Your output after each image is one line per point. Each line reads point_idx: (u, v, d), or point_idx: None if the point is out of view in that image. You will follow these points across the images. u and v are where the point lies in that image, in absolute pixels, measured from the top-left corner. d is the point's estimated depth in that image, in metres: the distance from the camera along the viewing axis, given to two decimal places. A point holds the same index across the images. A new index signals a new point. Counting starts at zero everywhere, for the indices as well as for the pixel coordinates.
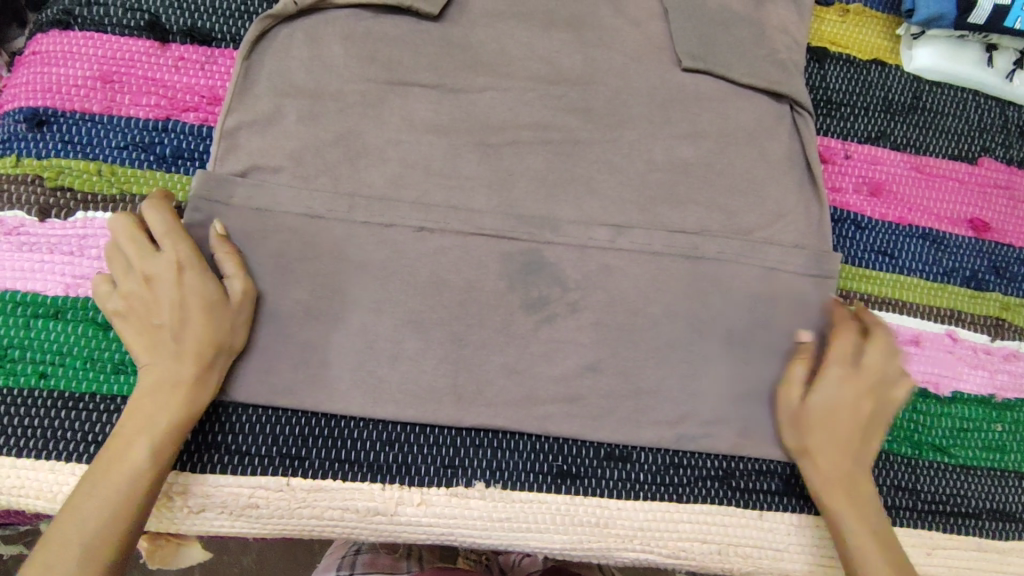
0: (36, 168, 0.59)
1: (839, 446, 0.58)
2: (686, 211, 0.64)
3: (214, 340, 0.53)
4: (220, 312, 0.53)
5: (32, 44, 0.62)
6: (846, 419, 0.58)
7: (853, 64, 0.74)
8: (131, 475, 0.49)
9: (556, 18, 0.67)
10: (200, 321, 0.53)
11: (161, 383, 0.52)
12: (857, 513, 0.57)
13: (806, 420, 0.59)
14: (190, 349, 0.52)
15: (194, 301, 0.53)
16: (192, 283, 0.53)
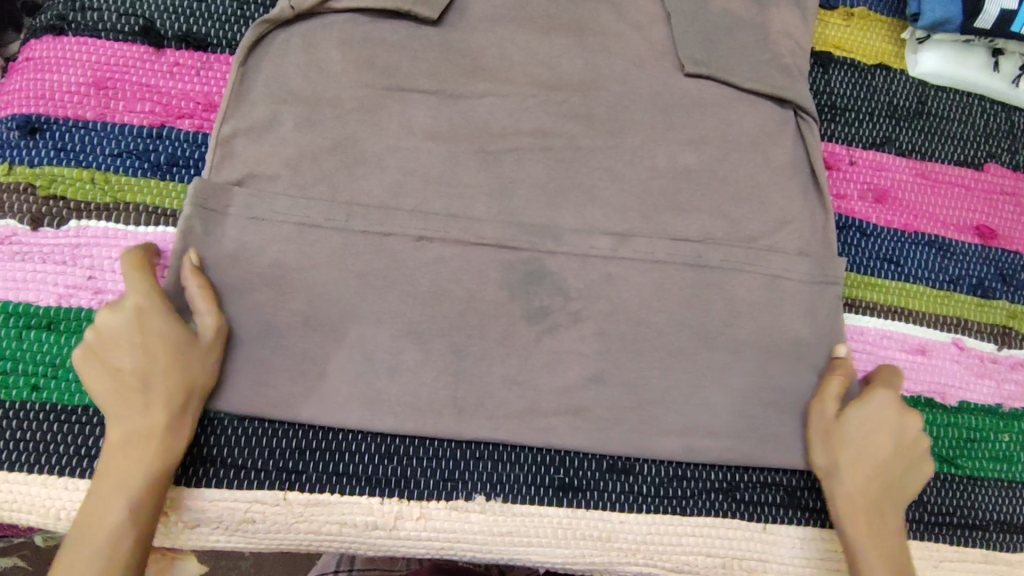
0: (29, 176, 0.58)
1: (870, 467, 0.58)
2: (689, 218, 0.63)
3: (183, 384, 0.52)
4: (189, 354, 0.52)
5: (26, 50, 0.61)
6: (875, 443, 0.58)
7: (858, 68, 0.74)
8: (115, 541, 0.49)
9: (557, 23, 0.66)
10: (168, 368, 0.52)
11: (131, 437, 0.51)
12: (879, 550, 0.56)
13: (830, 444, 0.59)
14: (158, 398, 0.51)
15: (161, 350, 0.52)
16: (156, 327, 0.52)
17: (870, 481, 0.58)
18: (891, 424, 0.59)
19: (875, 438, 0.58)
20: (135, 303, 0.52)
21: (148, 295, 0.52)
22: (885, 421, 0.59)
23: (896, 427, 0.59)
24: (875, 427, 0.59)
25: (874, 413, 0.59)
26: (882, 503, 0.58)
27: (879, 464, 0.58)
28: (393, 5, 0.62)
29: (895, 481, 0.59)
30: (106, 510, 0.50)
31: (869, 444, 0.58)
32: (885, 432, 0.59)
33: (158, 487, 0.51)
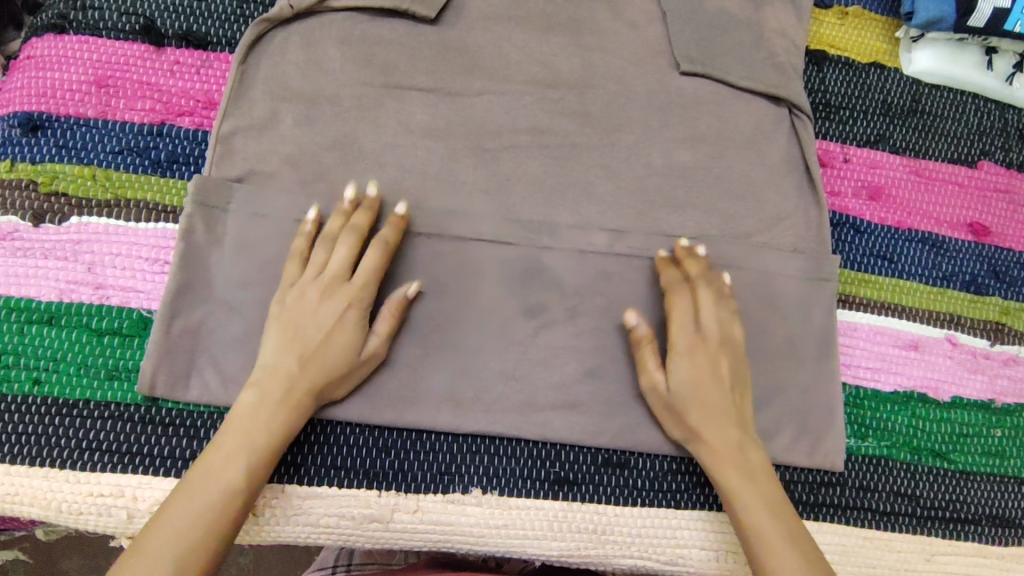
0: (30, 173, 0.58)
1: (715, 417, 0.55)
2: (684, 215, 0.64)
3: (326, 379, 0.53)
4: (351, 364, 0.54)
5: (27, 48, 0.62)
6: (708, 394, 0.56)
7: (852, 67, 0.74)
8: (225, 503, 0.48)
9: (553, 22, 0.67)
10: (333, 360, 0.53)
11: (270, 397, 0.51)
12: (752, 502, 0.53)
13: (666, 413, 0.57)
14: (308, 378, 0.52)
15: (339, 350, 0.53)
16: (351, 326, 0.54)
17: (716, 434, 0.55)
18: (701, 372, 0.56)
19: (703, 387, 0.56)
20: (348, 295, 0.54)
21: (366, 299, 0.55)
22: (696, 369, 0.56)
23: (711, 371, 0.56)
24: (702, 373, 0.56)
25: (681, 368, 0.56)
26: (738, 454, 0.55)
27: (717, 413, 0.55)
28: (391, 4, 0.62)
29: (742, 420, 0.56)
30: (222, 472, 0.49)
31: (694, 397, 0.56)
32: (703, 379, 0.56)
33: (273, 460, 0.51)
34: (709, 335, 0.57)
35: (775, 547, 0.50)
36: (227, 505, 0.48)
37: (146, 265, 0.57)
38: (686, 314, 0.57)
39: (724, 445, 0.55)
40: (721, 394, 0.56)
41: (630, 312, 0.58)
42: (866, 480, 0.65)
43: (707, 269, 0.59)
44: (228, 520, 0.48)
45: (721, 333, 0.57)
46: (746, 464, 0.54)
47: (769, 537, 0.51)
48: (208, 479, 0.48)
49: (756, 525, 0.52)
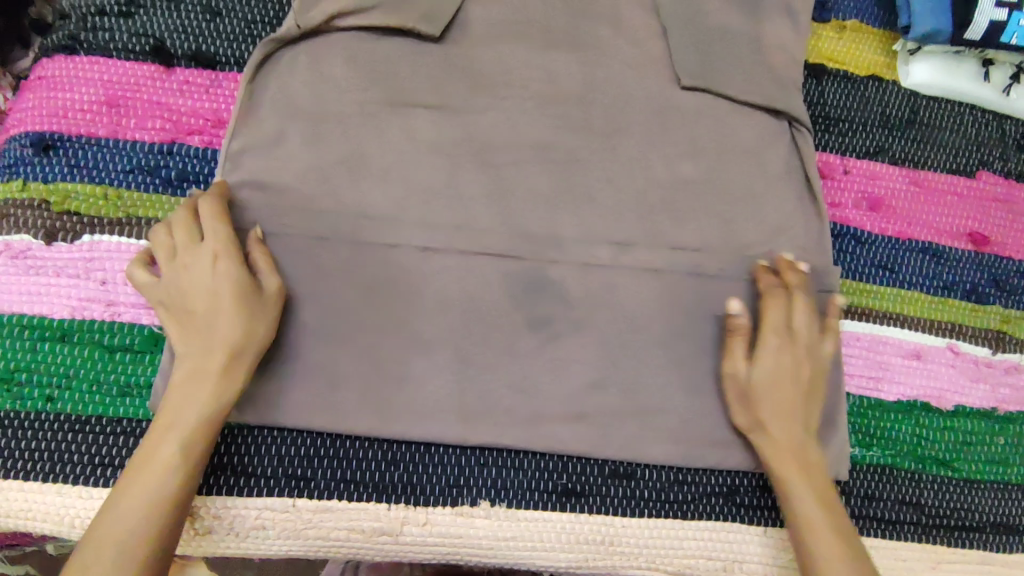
0: (42, 192, 0.59)
1: (786, 412, 0.58)
2: (686, 228, 0.65)
3: (245, 330, 0.53)
4: (255, 305, 0.54)
5: (38, 69, 0.63)
6: (785, 389, 0.59)
7: (851, 80, 0.76)
8: (161, 485, 0.49)
9: (555, 38, 0.68)
10: (232, 314, 0.53)
11: (190, 376, 0.52)
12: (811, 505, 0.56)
13: (739, 401, 0.60)
14: (220, 342, 0.52)
15: (224, 292, 0.53)
16: (230, 277, 0.53)
17: (781, 431, 0.58)
18: (785, 370, 0.59)
19: (779, 386, 0.59)
20: (209, 253, 0.53)
21: (230, 246, 0.54)
22: (776, 368, 0.59)
23: (793, 372, 0.59)
24: (783, 373, 0.59)
25: (764, 362, 0.59)
26: (806, 457, 0.58)
27: (792, 413, 0.59)
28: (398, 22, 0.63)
29: (810, 419, 0.59)
30: (160, 469, 0.49)
31: (772, 393, 0.58)
32: (786, 379, 0.59)
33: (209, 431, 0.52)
34: (799, 337, 0.60)
35: (827, 552, 0.54)
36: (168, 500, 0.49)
37: None
38: (779, 316, 0.60)
39: (790, 445, 0.58)
40: (795, 391, 0.59)
41: (732, 301, 0.60)
42: (871, 489, 0.65)
43: (806, 282, 0.62)
44: (172, 515, 0.49)
45: (812, 340, 0.60)
46: (811, 468, 0.58)
47: (821, 543, 0.54)
48: (142, 478, 0.49)
49: (810, 528, 0.55)
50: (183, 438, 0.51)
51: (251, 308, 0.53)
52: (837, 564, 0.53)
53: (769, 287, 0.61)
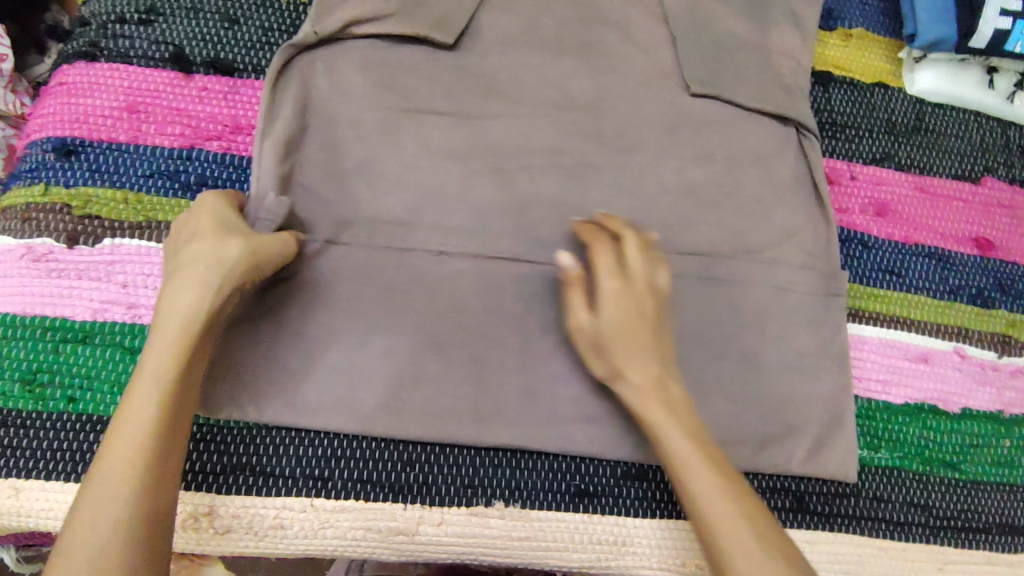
0: (65, 197, 0.60)
1: (640, 356, 0.55)
2: (696, 233, 0.67)
3: (216, 245, 0.49)
4: (229, 229, 0.51)
5: (59, 75, 0.64)
6: (632, 330, 0.55)
7: (857, 87, 0.77)
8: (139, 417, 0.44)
9: (565, 45, 0.69)
10: (202, 237, 0.50)
11: (162, 307, 0.48)
12: (697, 463, 0.50)
13: (592, 356, 0.57)
14: (188, 263, 0.49)
15: (202, 223, 0.51)
16: (207, 215, 0.52)
17: (636, 377, 0.54)
18: (626, 316, 0.55)
19: (628, 328, 0.55)
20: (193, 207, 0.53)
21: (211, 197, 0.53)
22: (618, 315, 0.55)
23: (638, 313, 0.55)
24: (630, 314, 0.55)
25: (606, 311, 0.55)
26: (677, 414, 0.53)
27: (640, 362, 0.55)
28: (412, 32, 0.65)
29: (666, 360, 0.56)
30: (129, 432, 0.44)
31: (617, 342, 0.55)
32: (632, 322, 0.55)
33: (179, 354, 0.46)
34: (632, 275, 0.56)
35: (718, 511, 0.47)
36: (151, 479, 0.43)
37: None
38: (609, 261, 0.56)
39: (652, 390, 0.54)
40: (642, 333, 0.55)
41: (560, 253, 0.58)
42: (880, 491, 0.66)
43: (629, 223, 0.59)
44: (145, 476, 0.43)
45: (646, 276, 0.56)
46: (688, 427, 0.52)
47: (716, 504, 0.48)
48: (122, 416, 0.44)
49: (702, 491, 0.48)
50: (157, 405, 0.45)
51: (246, 239, 0.51)
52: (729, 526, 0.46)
53: (593, 233, 0.59)
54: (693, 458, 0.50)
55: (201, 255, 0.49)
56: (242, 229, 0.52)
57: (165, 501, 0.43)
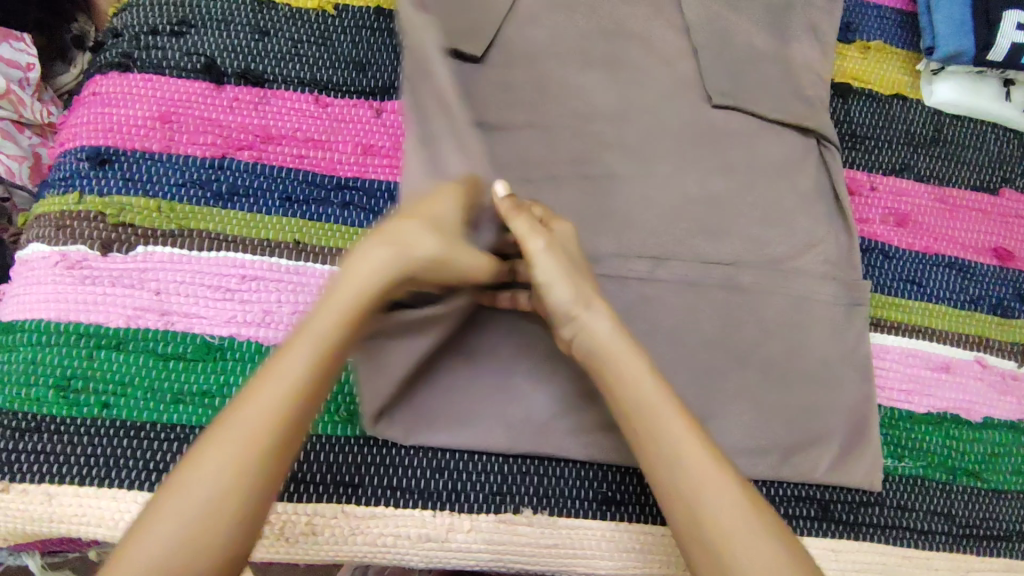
0: (99, 205, 0.61)
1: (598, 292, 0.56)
2: (720, 242, 0.68)
3: (446, 251, 0.51)
4: (458, 241, 0.52)
5: (92, 85, 0.65)
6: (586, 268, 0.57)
7: (876, 99, 0.78)
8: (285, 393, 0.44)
9: (591, 58, 0.72)
10: (431, 232, 0.51)
11: (350, 287, 0.48)
12: (683, 459, 0.48)
13: (562, 274, 0.54)
14: (416, 256, 0.50)
15: (439, 216, 0.52)
16: (441, 210, 0.53)
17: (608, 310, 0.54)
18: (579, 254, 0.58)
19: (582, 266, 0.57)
20: (442, 191, 0.54)
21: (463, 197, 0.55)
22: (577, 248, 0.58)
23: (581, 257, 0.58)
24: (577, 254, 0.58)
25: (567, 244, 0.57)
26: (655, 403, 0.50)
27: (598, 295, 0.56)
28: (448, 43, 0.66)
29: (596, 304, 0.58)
30: (267, 406, 0.43)
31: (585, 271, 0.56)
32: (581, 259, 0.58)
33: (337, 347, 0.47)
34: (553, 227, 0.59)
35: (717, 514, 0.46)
36: (268, 457, 0.43)
37: (210, 293, 0.60)
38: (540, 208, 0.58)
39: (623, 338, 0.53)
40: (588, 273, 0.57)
41: (497, 185, 0.56)
42: (904, 500, 0.66)
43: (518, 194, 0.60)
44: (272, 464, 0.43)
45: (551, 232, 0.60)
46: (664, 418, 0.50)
47: (712, 503, 0.47)
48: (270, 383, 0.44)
49: (694, 490, 0.47)
50: (298, 381, 0.45)
51: (444, 237, 0.51)
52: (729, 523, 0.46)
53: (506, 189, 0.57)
54: (682, 456, 0.48)
55: (405, 240, 0.50)
56: (450, 228, 0.52)
57: (272, 485, 0.43)
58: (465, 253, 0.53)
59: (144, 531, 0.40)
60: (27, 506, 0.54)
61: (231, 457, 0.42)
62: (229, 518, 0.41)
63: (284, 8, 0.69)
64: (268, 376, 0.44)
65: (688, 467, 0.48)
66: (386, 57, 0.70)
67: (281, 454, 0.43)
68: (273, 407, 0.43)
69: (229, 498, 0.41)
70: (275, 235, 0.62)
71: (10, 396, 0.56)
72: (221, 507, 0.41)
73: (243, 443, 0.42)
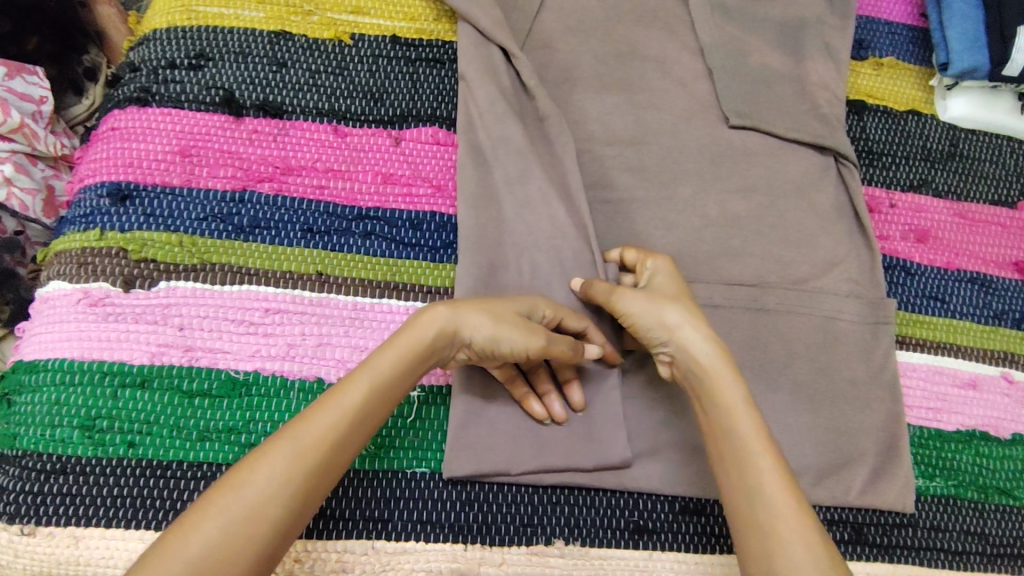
0: (120, 241, 0.61)
1: (696, 313, 0.57)
2: (742, 263, 0.69)
3: (495, 330, 0.53)
4: (511, 324, 0.54)
5: (112, 120, 0.66)
6: (682, 293, 0.59)
7: (890, 115, 0.79)
8: (312, 458, 0.47)
9: (608, 83, 0.74)
10: (485, 312, 0.54)
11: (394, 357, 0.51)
12: (765, 491, 0.48)
13: (654, 303, 0.57)
14: (462, 330, 0.53)
15: (502, 305, 0.55)
16: (508, 303, 0.56)
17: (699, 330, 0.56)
18: (674, 283, 0.60)
19: (677, 293, 0.59)
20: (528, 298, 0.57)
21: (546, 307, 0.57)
22: (675, 279, 0.60)
23: (681, 285, 0.60)
24: (671, 284, 0.60)
25: (654, 279, 0.60)
26: (746, 439, 0.51)
27: (692, 310, 0.57)
28: (477, 76, 0.69)
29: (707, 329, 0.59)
30: (292, 461, 0.46)
31: (679, 295, 0.59)
32: (676, 284, 0.60)
33: (362, 423, 0.50)
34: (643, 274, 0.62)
35: (796, 547, 0.46)
36: (295, 499, 0.46)
37: (233, 326, 0.59)
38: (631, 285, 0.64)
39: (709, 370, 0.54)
40: (687, 297, 0.59)
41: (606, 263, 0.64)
42: (937, 521, 0.64)
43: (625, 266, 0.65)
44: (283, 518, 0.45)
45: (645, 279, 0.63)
46: (750, 450, 0.51)
47: (785, 535, 0.46)
48: (303, 438, 0.47)
49: (768, 521, 0.47)
50: (345, 424, 0.49)
51: (499, 316, 0.54)
52: (804, 557, 0.45)
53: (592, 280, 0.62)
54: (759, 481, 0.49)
55: (460, 314, 0.53)
56: (509, 313, 0.55)
57: (297, 520, 0.46)
58: (520, 334, 0.53)
59: (187, 527, 0.43)
60: (53, 549, 0.53)
61: (276, 480, 0.45)
62: (259, 537, 0.44)
63: (301, 39, 0.70)
64: (321, 411, 0.48)
65: (770, 499, 0.48)
66: (402, 86, 0.70)
67: (313, 494, 0.47)
68: (318, 442, 0.47)
69: (265, 518, 0.44)
70: (299, 267, 0.62)
71: (34, 438, 0.55)
72: (257, 524, 0.44)
73: (286, 471, 0.46)
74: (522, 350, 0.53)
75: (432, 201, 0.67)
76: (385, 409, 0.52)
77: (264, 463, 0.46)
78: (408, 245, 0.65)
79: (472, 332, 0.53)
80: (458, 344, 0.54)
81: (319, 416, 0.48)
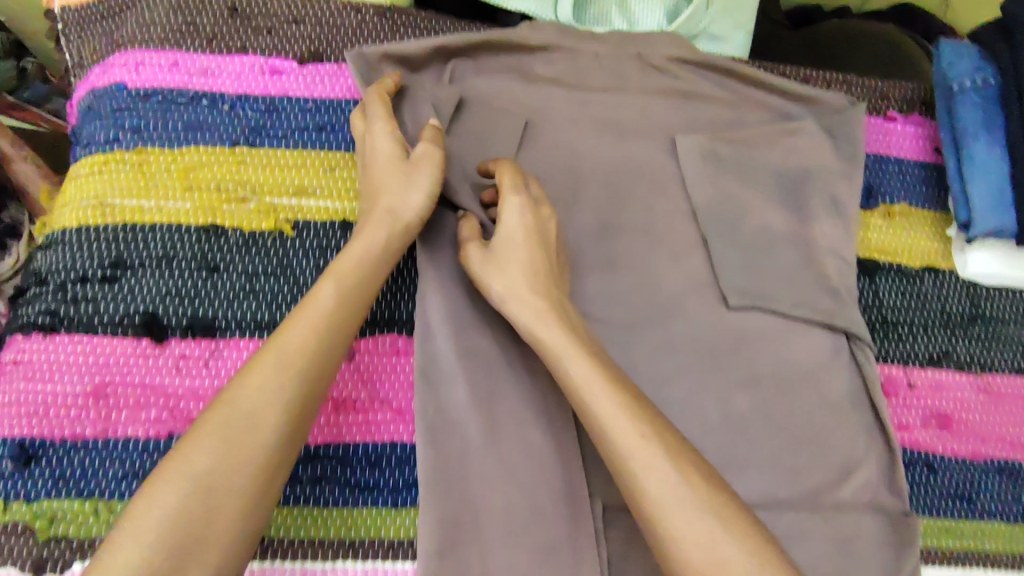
0: (25, 516, 0.52)
1: (534, 278, 0.57)
2: (748, 479, 0.60)
3: (421, 189, 0.58)
4: (410, 171, 0.58)
5: (13, 352, 0.57)
6: (521, 245, 0.58)
7: (905, 275, 0.71)
8: (298, 363, 0.49)
9: (591, 263, 0.65)
10: (393, 181, 0.58)
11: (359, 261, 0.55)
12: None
13: (486, 267, 0.58)
14: (393, 206, 0.57)
15: (390, 170, 0.59)
16: (388, 162, 0.59)
17: (532, 320, 0.55)
18: (523, 230, 0.58)
19: (513, 246, 0.58)
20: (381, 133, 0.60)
21: (389, 127, 0.60)
22: (519, 239, 0.58)
23: (532, 231, 0.59)
24: (516, 235, 0.58)
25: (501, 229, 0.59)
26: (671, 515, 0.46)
27: (530, 274, 0.57)
28: (441, 274, 0.62)
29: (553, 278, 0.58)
30: (275, 368, 0.48)
31: (513, 256, 0.58)
32: (528, 234, 0.58)
33: (342, 324, 0.52)
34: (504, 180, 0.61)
35: (672, 510, 0.46)
36: (294, 408, 0.48)
37: None
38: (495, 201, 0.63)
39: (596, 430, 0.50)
40: (529, 262, 0.57)
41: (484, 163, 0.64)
42: None
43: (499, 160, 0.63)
44: (282, 424, 0.47)
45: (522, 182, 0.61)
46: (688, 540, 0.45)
47: None
48: (281, 346, 0.49)
49: None
50: (320, 328, 0.51)
51: (409, 181, 0.58)
52: (683, 526, 0.45)
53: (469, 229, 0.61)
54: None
55: (384, 204, 0.57)
56: (396, 163, 0.59)
57: (300, 424, 0.49)
58: (428, 171, 0.58)
59: (187, 451, 0.45)
60: None
61: (268, 393, 0.47)
62: (262, 448, 0.46)
63: (234, 234, 0.61)
64: (295, 322, 0.50)
65: (648, 477, 0.47)
66: None
67: (307, 403, 0.49)
68: (300, 350, 0.49)
69: (262, 429, 0.46)
70: None
71: None
72: (254, 437, 0.46)
73: (273, 381, 0.48)
74: (439, 173, 0.59)
75: (392, 429, 0.58)
76: (363, 307, 0.54)
77: (249, 376, 0.48)
78: (365, 491, 0.57)
79: (414, 211, 0.57)
80: (415, 229, 0.57)
81: (296, 327, 0.50)
